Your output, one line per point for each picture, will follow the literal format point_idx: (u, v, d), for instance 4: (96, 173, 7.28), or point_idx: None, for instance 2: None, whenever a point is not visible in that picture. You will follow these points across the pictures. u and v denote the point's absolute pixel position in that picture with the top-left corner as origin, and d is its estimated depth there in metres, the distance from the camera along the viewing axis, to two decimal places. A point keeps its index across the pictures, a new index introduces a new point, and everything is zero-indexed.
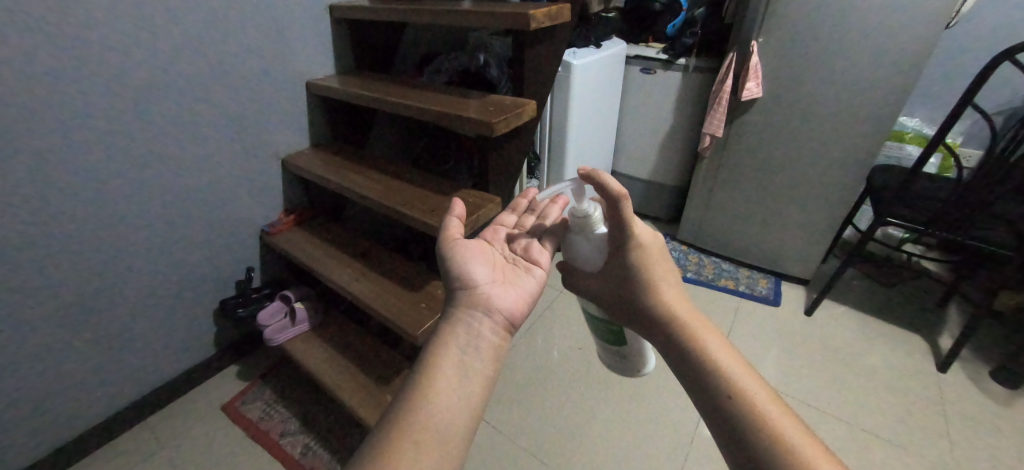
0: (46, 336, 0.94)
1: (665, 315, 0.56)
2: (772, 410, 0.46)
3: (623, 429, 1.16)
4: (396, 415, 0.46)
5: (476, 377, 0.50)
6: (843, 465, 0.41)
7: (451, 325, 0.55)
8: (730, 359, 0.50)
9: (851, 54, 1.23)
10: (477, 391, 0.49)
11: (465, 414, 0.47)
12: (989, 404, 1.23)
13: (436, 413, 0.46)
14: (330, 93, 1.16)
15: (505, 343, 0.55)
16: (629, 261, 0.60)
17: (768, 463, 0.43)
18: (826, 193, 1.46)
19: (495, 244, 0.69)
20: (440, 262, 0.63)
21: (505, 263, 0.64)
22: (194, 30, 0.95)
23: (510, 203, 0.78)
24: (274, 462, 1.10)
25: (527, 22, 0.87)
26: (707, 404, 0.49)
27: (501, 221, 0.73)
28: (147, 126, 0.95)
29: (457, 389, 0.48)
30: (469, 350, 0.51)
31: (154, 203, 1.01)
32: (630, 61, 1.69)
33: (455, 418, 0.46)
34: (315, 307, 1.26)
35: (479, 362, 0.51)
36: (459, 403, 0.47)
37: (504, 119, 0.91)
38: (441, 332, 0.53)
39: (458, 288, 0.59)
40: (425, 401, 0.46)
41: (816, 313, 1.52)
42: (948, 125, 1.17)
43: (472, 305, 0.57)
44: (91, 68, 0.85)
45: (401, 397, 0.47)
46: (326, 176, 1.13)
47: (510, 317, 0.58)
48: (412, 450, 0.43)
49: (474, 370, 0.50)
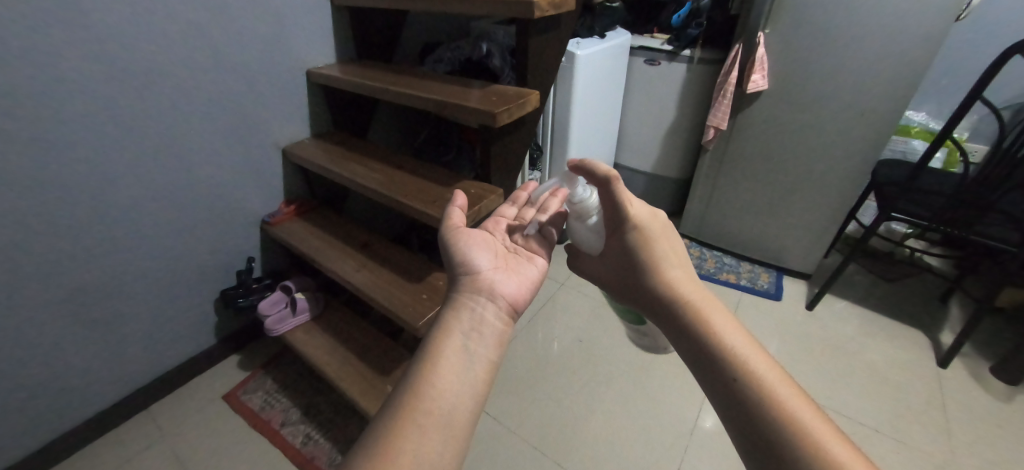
0: (46, 325, 0.94)
1: (670, 296, 0.56)
2: (783, 393, 0.45)
3: (622, 420, 1.16)
4: (400, 399, 0.45)
5: (481, 361, 0.50)
6: (852, 446, 0.42)
7: (455, 310, 0.54)
8: (738, 341, 0.50)
9: (859, 46, 1.22)
10: (481, 375, 0.49)
11: (469, 398, 0.47)
12: (989, 400, 1.23)
13: (443, 397, 0.46)
14: (331, 81, 1.15)
15: (509, 328, 0.55)
16: (628, 243, 0.60)
17: (778, 445, 0.43)
18: (830, 187, 1.45)
19: (497, 234, 0.69)
20: (443, 250, 0.63)
21: (508, 252, 0.65)
22: (193, 17, 0.94)
23: (510, 196, 0.77)
24: (275, 451, 1.11)
25: (531, 10, 0.86)
26: (715, 387, 0.49)
27: (501, 212, 0.72)
28: (146, 114, 0.94)
29: (463, 373, 0.48)
30: (473, 335, 0.51)
31: (153, 192, 1.00)
32: (634, 52, 1.67)
33: (459, 401, 0.46)
34: (316, 298, 1.26)
35: (484, 347, 0.51)
36: (467, 388, 0.47)
37: (507, 108, 0.90)
38: (444, 317, 0.53)
39: (461, 274, 0.59)
40: (430, 385, 0.46)
41: (817, 307, 1.52)
42: (956, 119, 1.15)
43: (475, 291, 0.57)
44: (88, 55, 0.83)
45: (405, 382, 0.47)
46: (326, 166, 1.12)
47: (513, 302, 0.58)
48: (419, 434, 0.43)
49: (479, 355, 0.50)
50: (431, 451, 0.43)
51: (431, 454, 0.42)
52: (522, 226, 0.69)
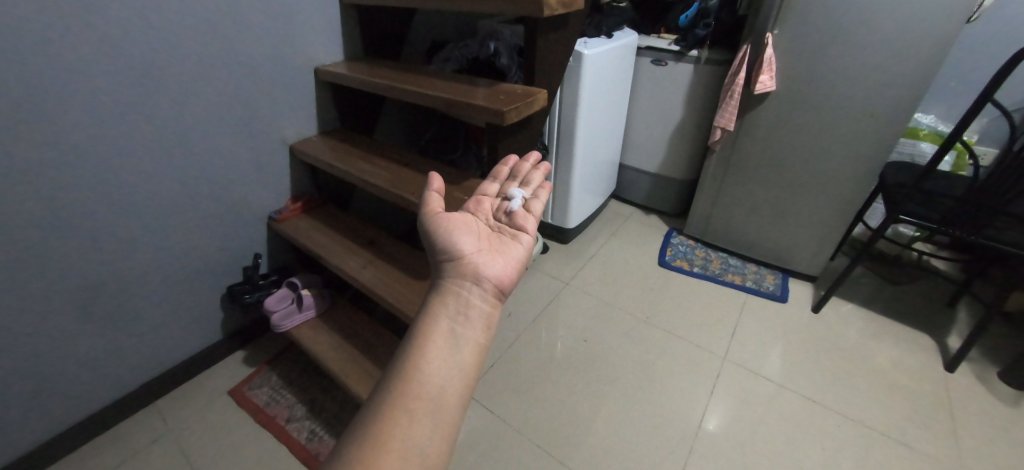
0: (56, 318, 0.95)
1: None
2: None
3: (626, 420, 1.16)
4: (389, 387, 0.46)
5: (469, 345, 0.50)
6: None
7: (441, 295, 0.54)
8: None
9: (868, 47, 1.21)
10: (469, 359, 0.49)
11: (457, 381, 0.47)
12: (997, 405, 1.22)
13: (430, 382, 0.46)
14: (339, 79, 1.16)
15: (496, 309, 0.55)
16: None
17: None
18: (838, 189, 1.45)
19: (479, 215, 0.69)
20: (424, 235, 0.63)
21: (491, 233, 0.64)
22: (204, 15, 0.95)
23: (490, 173, 0.79)
24: (280, 447, 1.11)
25: (540, 9, 0.86)
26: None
27: (484, 191, 0.74)
28: (156, 110, 0.94)
29: (451, 357, 0.48)
30: (459, 320, 0.51)
31: (162, 188, 1.01)
32: (641, 52, 1.67)
33: (449, 385, 0.46)
34: (322, 294, 1.27)
35: (472, 330, 0.51)
36: (455, 373, 0.47)
37: (515, 107, 0.90)
38: (430, 304, 0.53)
39: (446, 260, 0.58)
40: (418, 371, 0.46)
41: (823, 310, 1.51)
42: (966, 121, 1.14)
43: (460, 276, 0.56)
44: (101, 51, 0.84)
45: (393, 369, 0.47)
46: (333, 163, 1.13)
47: (501, 284, 0.58)
48: (407, 418, 0.44)
49: (466, 338, 0.50)
50: (423, 434, 0.43)
51: (420, 437, 0.43)
52: (506, 202, 0.70)
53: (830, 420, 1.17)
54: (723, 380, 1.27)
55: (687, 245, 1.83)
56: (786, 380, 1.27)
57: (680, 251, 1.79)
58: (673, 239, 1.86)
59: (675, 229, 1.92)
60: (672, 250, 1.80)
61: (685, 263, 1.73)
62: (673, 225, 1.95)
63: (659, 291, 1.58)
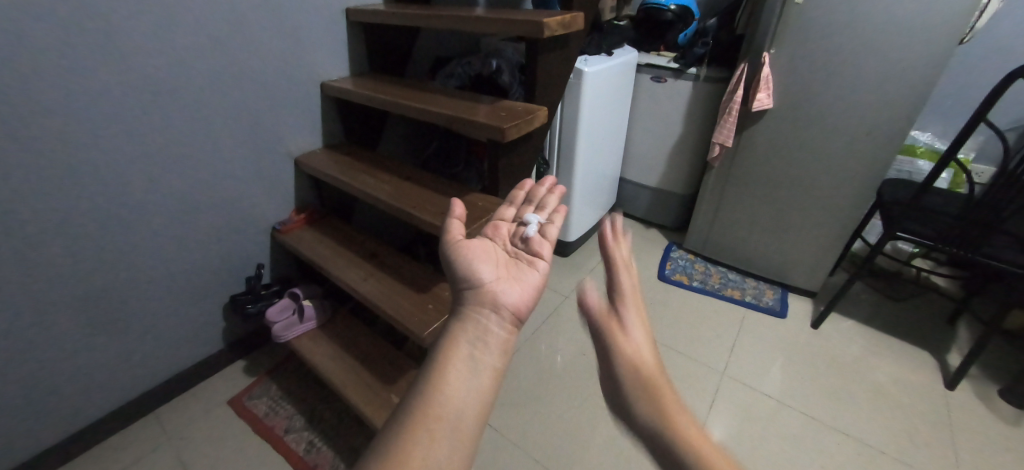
0: (60, 326, 0.96)
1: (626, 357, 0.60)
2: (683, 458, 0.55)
3: (625, 434, 1.15)
4: (410, 409, 0.46)
5: (488, 371, 0.51)
6: None
7: (462, 321, 0.55)
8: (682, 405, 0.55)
9: (863, 67, 1.23)
10: (488, 384, 0.50)
11: (476, 407, 0.47)
12: (998, 424, 1.21)
13: (450, 404, 0.47)
14: (344, 94, 1.18)
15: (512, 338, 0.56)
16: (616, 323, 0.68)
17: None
18: (836, 205, 1.46)
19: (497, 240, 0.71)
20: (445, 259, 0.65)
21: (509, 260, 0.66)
22: (215, 32, 0.98)
23: (508, 198, 0.83)
24: (278, 458, 1.11)
25: (541, 30, 0.88)
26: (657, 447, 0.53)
27: (503, 216, 0.77)
28: (166, 123, 0.97)
29: (470, 382, 0.49)
30: (479, 346, 0.52)
31: (169, 199, 1.03)
32: (641, 69, 1.70)
33: (467, 410, 0.47)
34: (324, 305, 1.28)
35: (490, 356, 0.51)
36: (473, 398, 0.48)
37: (516, 125, 0.92)
38: (451, 329, 0.54)
39: (466, 288, 0.60)
40: (440, 394, 0.47)
41: (822, 326, 1.51)
42: (961, 140, 1.16)
43: (481, 304, 0.57)
44: (114, 67, 0.87)
45: (415, 392, 0.48)
46: (337, 176, 1.15)
47: (518, 312, 0.59)
48: (427, 440, 0.44)
49: (485, 364, 0.51)
50: (439, 457, 0.44)
51: (437, 460, 0.43)
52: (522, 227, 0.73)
53: (830, 437, 1.16)
54: (722, 395, 1.27)
55: (687, 259, 1.84)
56: (785, 396, 1.27)
57: (679, 265, 1.80)
58: (673, 253, 1.87)
59: (675, 243, 1.93)
60: (672, 264, 1.80)
61: (684, 277, 1.73)
62: (673, 239, 1.96)
63: (659, 305, 1.59)
